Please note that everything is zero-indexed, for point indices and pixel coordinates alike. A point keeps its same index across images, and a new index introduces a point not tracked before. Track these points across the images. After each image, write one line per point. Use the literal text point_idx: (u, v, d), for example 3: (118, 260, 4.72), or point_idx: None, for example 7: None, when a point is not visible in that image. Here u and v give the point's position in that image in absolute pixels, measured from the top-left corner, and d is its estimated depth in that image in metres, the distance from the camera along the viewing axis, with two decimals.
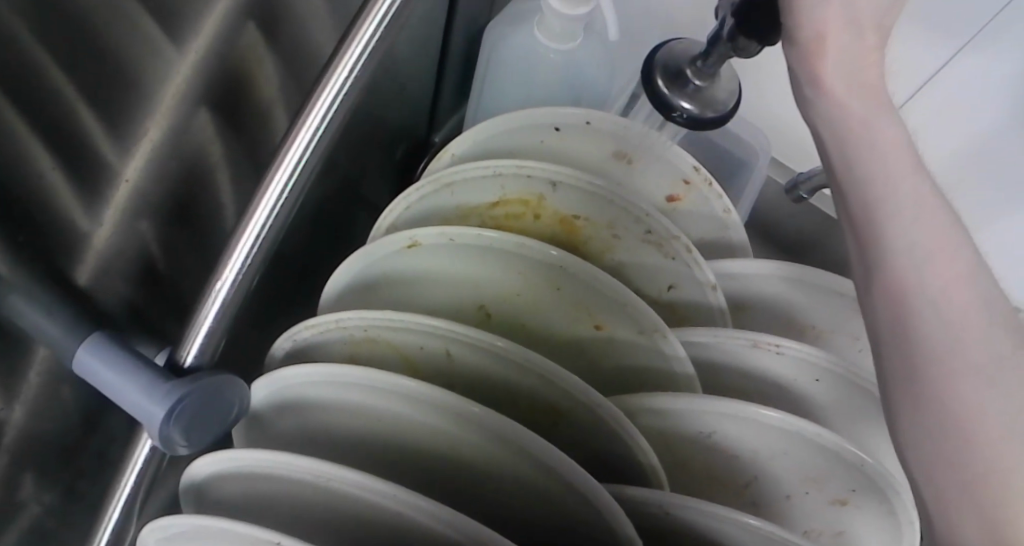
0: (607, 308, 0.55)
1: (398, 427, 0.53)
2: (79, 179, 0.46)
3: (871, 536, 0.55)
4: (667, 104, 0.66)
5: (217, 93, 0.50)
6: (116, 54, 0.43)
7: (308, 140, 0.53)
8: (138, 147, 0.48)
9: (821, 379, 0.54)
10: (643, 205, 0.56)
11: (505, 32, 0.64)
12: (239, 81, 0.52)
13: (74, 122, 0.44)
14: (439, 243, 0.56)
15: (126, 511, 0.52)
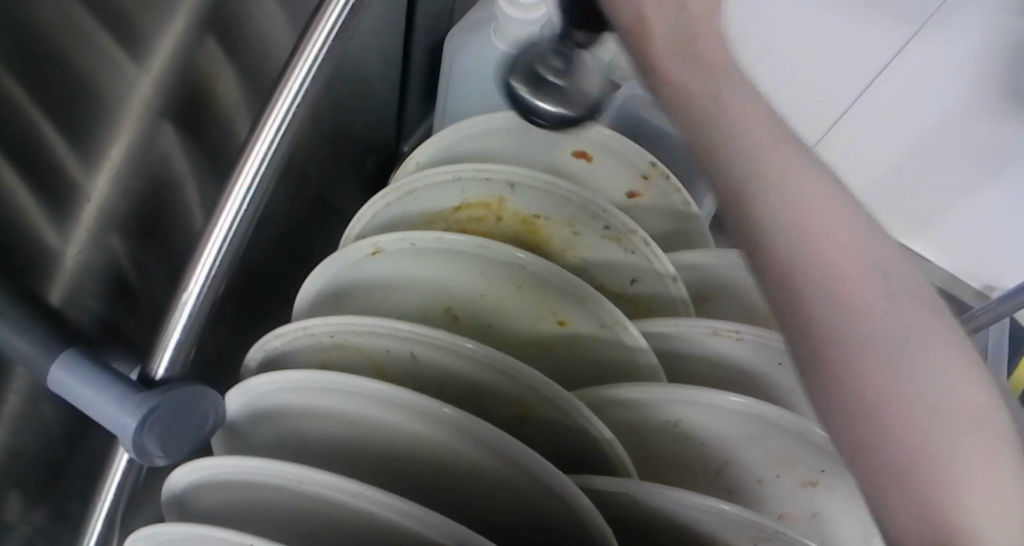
0: (569, 304, 0.57)
1: (377, 432, 0.53)
2: (43, 199, 0.51)
3: (837, 512, 0.60)
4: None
5: (178, 105, 0.58)
6: (80, 77, 0.48)
7: (264, 153, 0.55)
8: (105, 164, 0.54)
9: (784, 362, 0.57)
10: (599, 201, 0.60)
11: (464, 40, 0.73)
12: (200, 94, 0.59)
13: (42, 146, 0.49)
14: (403, 249, 0.57)
15: (107, 524, 0.53)
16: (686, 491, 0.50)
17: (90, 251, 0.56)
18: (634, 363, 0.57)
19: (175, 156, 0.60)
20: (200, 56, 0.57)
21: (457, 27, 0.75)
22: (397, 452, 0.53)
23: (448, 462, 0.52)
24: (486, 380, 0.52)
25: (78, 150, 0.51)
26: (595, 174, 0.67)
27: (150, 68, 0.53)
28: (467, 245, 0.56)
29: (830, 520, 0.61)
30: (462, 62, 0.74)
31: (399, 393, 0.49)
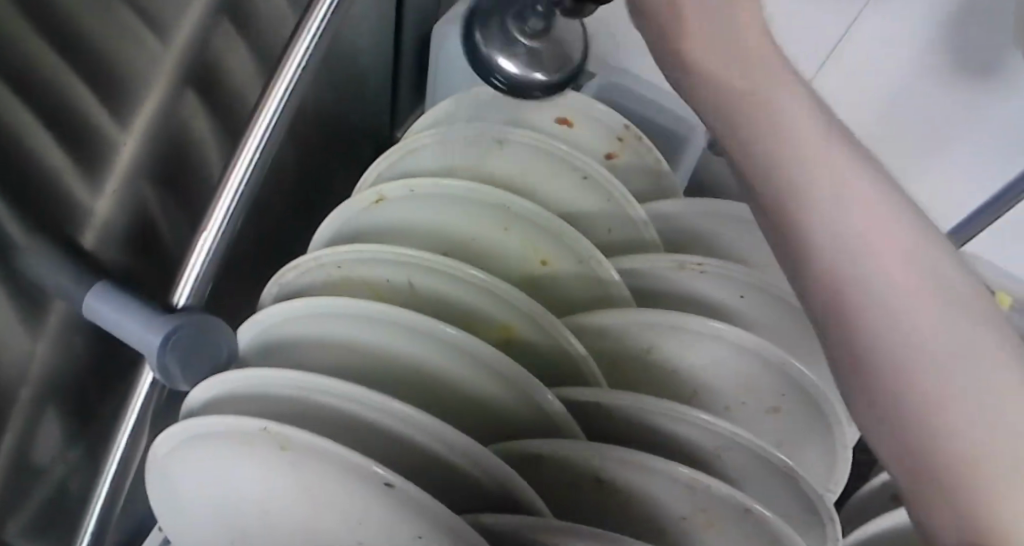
0: (550, 243, 0.63)
1: (376, 357, 0.58)
2: (81, 159, 0.57)
3: (804, 437, 0.65)
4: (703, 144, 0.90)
5: (196, 77, 0.64)
6: (114, 50, 0.55)
7: (275, 108, 0.61)
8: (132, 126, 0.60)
9: (745, 295, 0.63)
10: (577, 154, 0.66)
11: (453, 25, 0.79)
12: (213, 68, 0.66)
13: (82, 109, 0.55)
14: (405, 195, 0.63)
15: (132, 442, 0.59)
16: (667, 402, 0.55)
17: (120, 206, 0.63)
18: (610, 297, 0.63)
19: (192, 123, 0.67)
20: (215, 31, 0.64)
21: (445, 17, 0.81)
22: (396, 371, 0.59)
23: (439, 378, 0.58)
24: (482, 305, 0.59)
25: (113, 113, 0.58)
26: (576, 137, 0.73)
27: (174, 43, 0.60)
28: (465, 189, 0.62)
29: (798, 443, 0.65)
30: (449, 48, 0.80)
31: (408, 314, 0.54)
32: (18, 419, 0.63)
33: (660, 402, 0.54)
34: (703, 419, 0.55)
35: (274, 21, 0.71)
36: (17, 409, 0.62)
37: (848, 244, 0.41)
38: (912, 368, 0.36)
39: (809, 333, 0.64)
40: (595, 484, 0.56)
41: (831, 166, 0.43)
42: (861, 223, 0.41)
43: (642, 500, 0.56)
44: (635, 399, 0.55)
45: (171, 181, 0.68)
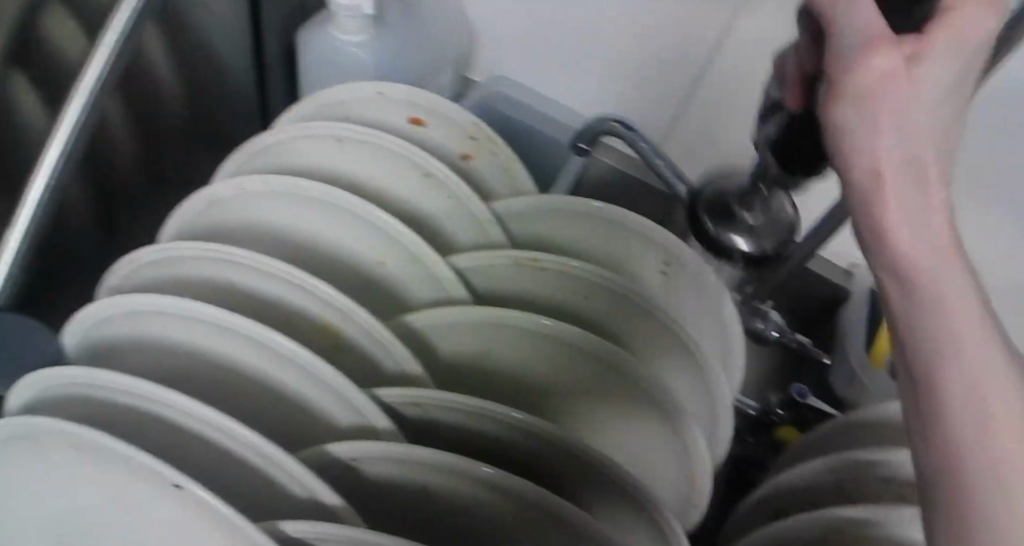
0: (385, 244, 0.59)
1: (208, 360, 0.56)
2: None
3: (660, 456, 0.59)
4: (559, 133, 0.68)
5: (13, 52, 0.57)
6: None
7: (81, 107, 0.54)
8: None
9: (588, 295, 0.59)
10: (417, 153, 0.59)
11: (307, 34, 0.71)
12: (32, 41, 0.59)
13: None
14: (236, 196, 0.59)
15: None
16: (499, 408, 0.51)
17: None
18: (450, 296, 0.59)
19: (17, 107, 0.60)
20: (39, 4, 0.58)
21: (305, 23, 0.73)
22: (225, 374, 0.56)
23: (270, 383, 0.55)
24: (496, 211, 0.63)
25: None
26: (429, 138, 0.66)
27: None
28: (304, 189, 0.58)
29: (655, 471, 0.60)
30: (308, 53, 0.72)
31: (234, 318, 0.51)
32: None
33: (491, 406, 0.51)
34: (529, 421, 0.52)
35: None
36: None
37: (959, 414, 0.34)
38: (972, 446, 0.33)
39: (666, 335, 0.60)
40: (418, 495, 0.53)
41: (961, 295, 0.35)
42: (977, 373, 0.34)
43: (464, 507, 0.52)
44: (462, 399, 0.52)
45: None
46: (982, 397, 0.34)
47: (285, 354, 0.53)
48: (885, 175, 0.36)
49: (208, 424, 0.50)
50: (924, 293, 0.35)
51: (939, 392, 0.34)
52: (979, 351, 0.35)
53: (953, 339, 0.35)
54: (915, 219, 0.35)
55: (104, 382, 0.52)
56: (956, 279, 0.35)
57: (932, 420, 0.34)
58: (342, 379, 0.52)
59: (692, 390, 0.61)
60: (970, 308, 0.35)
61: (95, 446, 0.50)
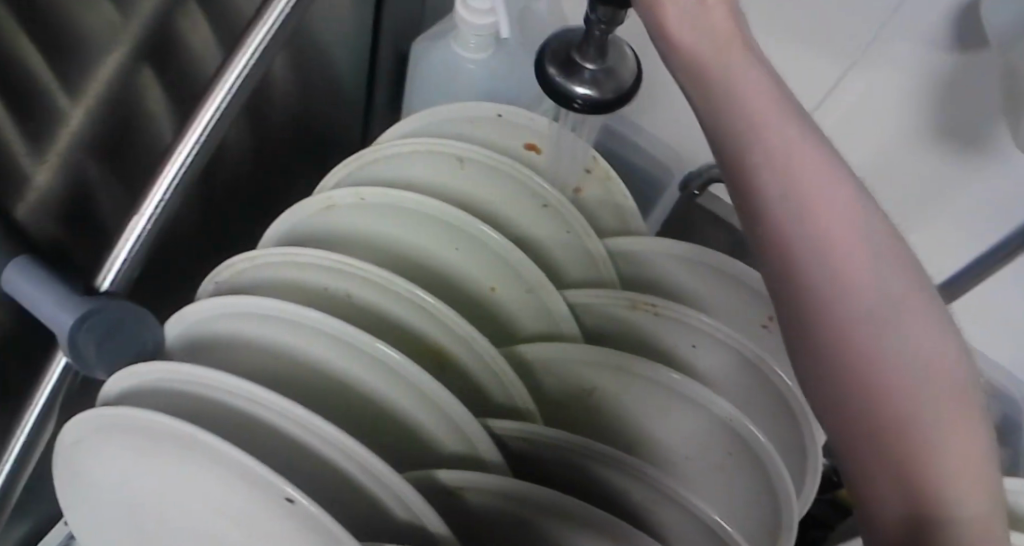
0: (500, 271, 0.59)
1: (316, 370, 0.55)
2: (22, 123, 0.53)
3: (751, 511, 0.59)
4: (565, 95, 0.58)
5: (150, 46, 0.58)
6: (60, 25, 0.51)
7: (222, 102, 0.55)
8: (84, 94, 0.55)
9: (697, 343, 0.59)
10: (539, 182, 0.60)
11: (426, 44, 0.70)
12: (170, 38, 0.59)
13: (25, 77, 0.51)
14: (353, 204, 0.59)
15: (47, 408, 0.57)
16: (568, 434, 0.53)
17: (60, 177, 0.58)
18: (560, 332, 0.59)
19: (144, 99, 0.60)
20: (180, 8, 0.58)
21: (423, 37, 0.72)
22: (332, 387, 0.56)
23: (378, 403, 0.55)
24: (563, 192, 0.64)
25: (61, 79, 0.53)
26: (544, 166, 0.65)
27: (133, 15, 0.55)
28: (424, 205, 0.57)
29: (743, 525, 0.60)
30: (425, 63, 0.70)
31: (357, 334, 0.52)
32: None
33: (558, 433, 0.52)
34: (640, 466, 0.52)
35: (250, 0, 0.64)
36: None
37: (873, 391, 0.34)
38: (912, 422, 0.34)
39: (757, 390, 0.61)
40: (519, 529, 0.53)
41: (863, 270, 0.36)
42: (894, 353, 0.35)
43: None
44: (567, 437, 0.54)
45: (118, 165, 0.62)
46: (892, 374, 0.34)
47: (404, 374, 0.53)
48: (754, 154, 0.37)
49: (324, 437, 0.51)
50: (818, 272, 0.36)
51: (860, 373, 0.34)
52: (891, 338, 0.35)
53: (858, 317, 0.35)
54: (800, 190, 0.36)
55: (216, 381, 0.52)
56: (856, 251, 0.36)
57: (884, 400, 0.34)
58: (449, 399, 0.53)
59: (784, 439, 0.62)
60: (875, 284, 0.36)
61: (202, 445, 0.49)
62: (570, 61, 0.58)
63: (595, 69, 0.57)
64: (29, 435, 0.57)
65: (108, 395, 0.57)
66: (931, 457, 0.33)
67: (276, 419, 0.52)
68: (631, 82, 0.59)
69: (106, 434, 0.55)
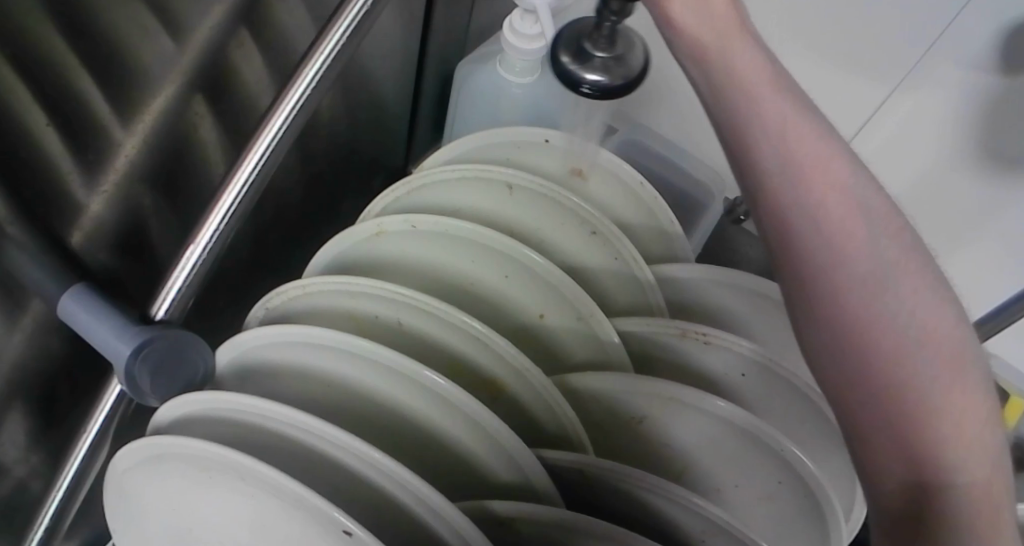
0: (549, 298, 0.59)
1: (367, 398, 0.56)
2: (80, 155, 0.53)
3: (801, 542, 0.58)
4: (575, 82, 0.55)
5: (204, 78, 0.58)
6: (120, 60, 0.51)
7: (278, 128, 0.56)
8: (140, 126, 0.56)
9: (747, 373, 0.59)
10: (589, 210, 0.59)
11: (471, 68, 0.71)
12: (224, 68, 0.60)
13: (84, 111, 0.51)
14: (403, 230, 0.59)
15: (103, 431, 0.58)
16: (620, 467, 0.53)
17: (115, 206, 0.59)
18: (608, 360, 0.58)
19: (197, 127, 0.61)
20: (231, 40, 0.58)
21: (465, 60, 0.72)
22: (383, 416, 0.56)
23: (430, 433, 0.55)
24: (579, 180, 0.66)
25: (120, 113, 0.54)
26: (592, 193, 0.66)
27: (190, 48, 0.55)
28: (474, 233, 0.57)
29: None
30: (470, 87, 0.71)
31: (411, 364, 0.52)
32: None
33: (608, 463, 0.52)
34: (694, 501, 0.51)
35: (300, 29, 0.65)
36: None
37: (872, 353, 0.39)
38: (906, 379, 0.38)
39: (810, 417, 0.60)
40: None
41: (853, 240, 0.42)
42: (882, 312, 0.40)
43: None
44: (619, 467, 0.53)
45: (171, 194, 0.63)
46: (882, 334, 0.39)
47: (457, 404, 0.53)
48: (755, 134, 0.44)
49: (378, 470, 0.50)
50: (811, 237, 0.42)
51: (852, 332, 0.40)
52: (880, 299, 0.40)
53: (847, 277, 0.41)
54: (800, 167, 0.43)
55: (270, 410, 0.53)
56: (846, 221, 0.42)
57: (870, 354, 0.39)
58: (502, 430, 0.53)
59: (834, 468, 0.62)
60: (864, 252, 0.41)
61: (258, 477, 0.50)
62: (582, 49, 0.55)
63: (606, 55, 0.54)
64: (86, 455, 0.58)
65: (161, 422, 0.57)
66: (936, 424, 0.37)
67: (328, 449, 0.52)
68: (639, 69, 0.56)
69: (160, 462, 0.56)
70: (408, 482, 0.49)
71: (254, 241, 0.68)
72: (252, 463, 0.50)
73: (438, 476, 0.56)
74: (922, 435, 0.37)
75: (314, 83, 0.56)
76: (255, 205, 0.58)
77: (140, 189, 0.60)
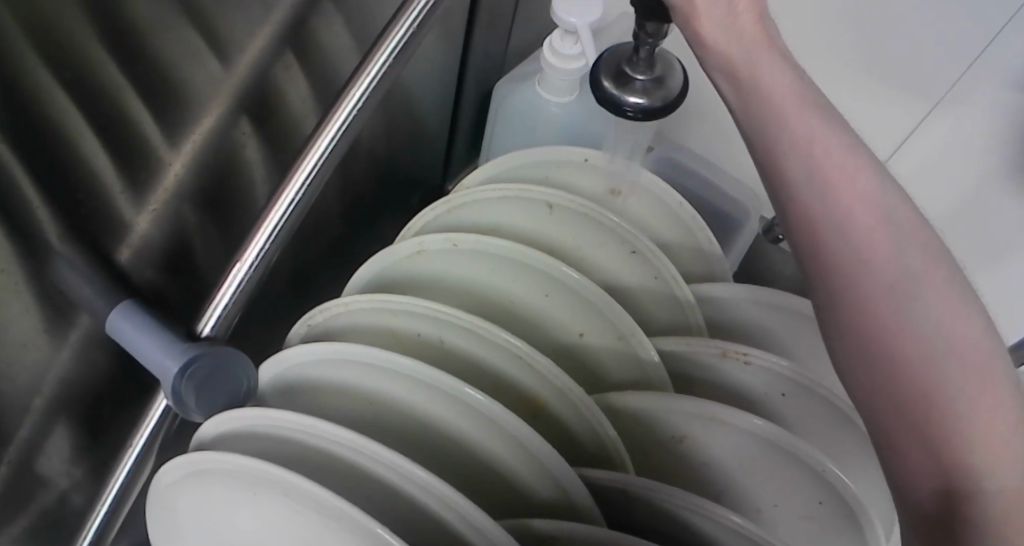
0: (589, 317, 0.59)
1: (407, 415, 0.56)
2: (132, 178, 0.54)
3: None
4: (617, 105, 0.56)
5: (251, 101, 0.59)
6: (173, 88, 0.52)
7: (324, 149, 0.57)
8: (188, 149, 0.57)
9: (787, 393, 0.59)
10: (628, 229, 0.60)
11: (509, 88, 0.72)
12: (270, 91, 0.61)
13: (137, 137, 0.52)
14: (445, 248, 0.60)
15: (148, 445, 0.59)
16: (660, 486, 0.52)
17: (162, 225, 0.59)
18: (648, 379, 0.59)
19: (242, 148, 0.62)
20: (277, 63, 0.59)
21: (505, 77, 0.74)
22: (424, 433, 0.56)
23: (471, 451, 0.55)
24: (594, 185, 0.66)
25: (170, 137, 0.55)
26: (631, 212, 0.66)
27: (238, 73, 0.56)
28: (513, 252, 0.58)
29: None
30: (508, 106, 0.72)
31: (451, 381, 0.52)
32: (29, 428, 0.59)
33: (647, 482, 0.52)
34: (736, 521, 0.51)
35: (344, 52, 0.66)
36: (27, 425, 0.59)
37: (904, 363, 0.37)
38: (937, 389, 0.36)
39: (850, 438, 0.60)
40: None
41: (881, 244, 0.40)
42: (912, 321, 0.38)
43: None
44: (667, 490, 0.52)
45: (216, 212, 0.64)
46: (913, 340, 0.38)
47: (498, 421, 0.53)
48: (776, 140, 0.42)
49: (418, 488, 0.50)
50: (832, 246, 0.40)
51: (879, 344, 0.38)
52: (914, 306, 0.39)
53: (872, 281, 0.39)
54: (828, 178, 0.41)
55: (306, 425, 0.53)
56: (872, 226, 0.41)
57: (896, 360, 0.38)
58: (543, 447, 0.53)
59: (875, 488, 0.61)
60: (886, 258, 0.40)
61: (299, 492, 0.50)
62: (622, 73, 0.57)
63: (645, 78, 0.56)
64: (131, 469, 0.59)
65: (203, 437, 0.58)
66: (968, 443, 0.35)
67: (365, 464, 0.52)
68: (679, 90, 0.57)
69: (202, 476, 0.56)
70: (447, 499, 0.49)
71: (296, 259, 0.69)
72: (290, 477, 0.50)
73: (479, 493, 0.56)
74: (954, 453, 0.35)
75: (359, 105, 0.57)
76: (300, 225, 0.59)
77: (185, 209, 0.61)
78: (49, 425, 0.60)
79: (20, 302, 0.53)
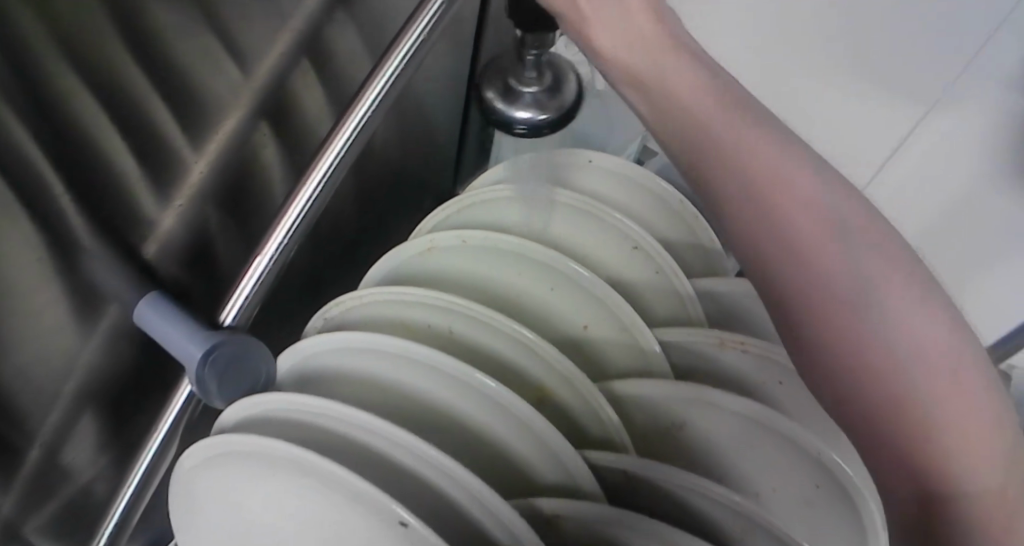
0: (593, 309, 0.62)
1: (419, 402, 0.59)
2: (156, 175, 0.57)
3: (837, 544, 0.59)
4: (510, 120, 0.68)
5: (269, 105, 0.62)
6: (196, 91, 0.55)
7: (340, 148, 0.60)
8: (210, 149, 0.60)
9: (784, 381, 0.61)
10: (630, 224, 0.63)
11: None
12: (287, 96, 0.64)
13: (161, 136, 0.55)
14: (454, 245, 0.63)
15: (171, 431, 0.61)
16: (662, 467, 0.54)
17: (184, 221, 0.62)
18: (650, 368, 0.61)
19: (261, 150, 0.65)
20: (295, 68, 0.62)
21: None
22: (435, 419, 0.59)
23: (480, 435, 0.57)
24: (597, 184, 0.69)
25: (193, 138, 0.58)
26: (633, 211, 0.69)
27: (258, 79, 0.59)
28: (521, 247, 0.61)
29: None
30: None
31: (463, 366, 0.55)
32: (58, 415, 0.62)
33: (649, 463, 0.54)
34: (736, 500, 0.53)
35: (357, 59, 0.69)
36: (56, 412, 0.61)
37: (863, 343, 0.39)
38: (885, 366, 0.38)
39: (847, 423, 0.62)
40: None
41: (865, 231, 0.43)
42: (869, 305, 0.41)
43: None
44: (669, 471, 0.54)
45: (236, 211, 0.67)
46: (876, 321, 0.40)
47: (506, 405, 0.56)
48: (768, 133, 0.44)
49: (430, 467, 0.53)
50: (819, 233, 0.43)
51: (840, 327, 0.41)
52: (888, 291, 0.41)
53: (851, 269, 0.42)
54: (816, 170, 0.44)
55: (325, 410, 0.55)
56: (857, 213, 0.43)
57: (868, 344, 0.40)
58: (547, 428, 0.55)
59: None
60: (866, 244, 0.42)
61: (317, 472, 0.53)
62: (512, 89, 0.68)
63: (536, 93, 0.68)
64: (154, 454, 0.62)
65: (224, 424, 0.61)
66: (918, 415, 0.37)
67: (378, 445, 0.54)
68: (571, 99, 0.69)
69: (223, 460, 0.59)
70: (458, 478, 0.51)
71: (312, 257, 0.72)
72: (309, 458, 0.52)
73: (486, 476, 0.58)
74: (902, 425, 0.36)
75: (374, 106, 0.60)
76: (317, 221, 0.62)
77: (206, 207, 0.64)
78: (77, 412, 0.62)
79: (49, 292, 0.55)
